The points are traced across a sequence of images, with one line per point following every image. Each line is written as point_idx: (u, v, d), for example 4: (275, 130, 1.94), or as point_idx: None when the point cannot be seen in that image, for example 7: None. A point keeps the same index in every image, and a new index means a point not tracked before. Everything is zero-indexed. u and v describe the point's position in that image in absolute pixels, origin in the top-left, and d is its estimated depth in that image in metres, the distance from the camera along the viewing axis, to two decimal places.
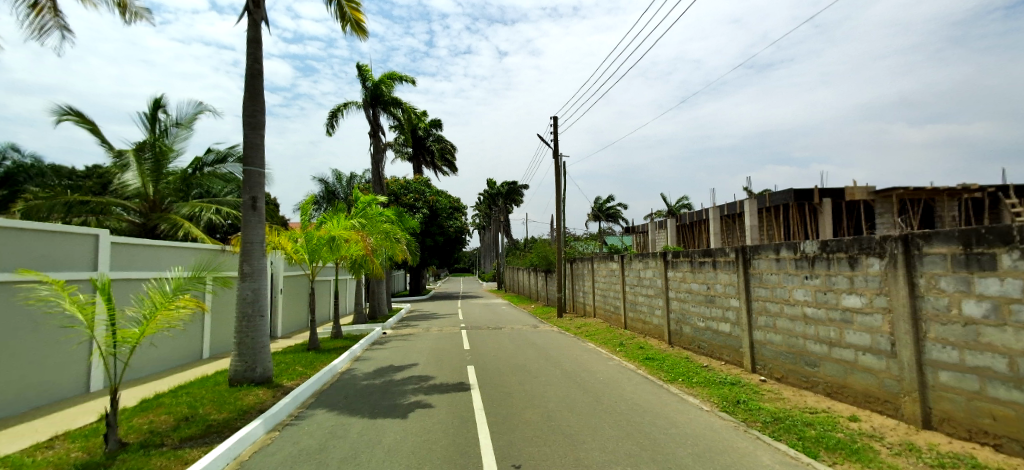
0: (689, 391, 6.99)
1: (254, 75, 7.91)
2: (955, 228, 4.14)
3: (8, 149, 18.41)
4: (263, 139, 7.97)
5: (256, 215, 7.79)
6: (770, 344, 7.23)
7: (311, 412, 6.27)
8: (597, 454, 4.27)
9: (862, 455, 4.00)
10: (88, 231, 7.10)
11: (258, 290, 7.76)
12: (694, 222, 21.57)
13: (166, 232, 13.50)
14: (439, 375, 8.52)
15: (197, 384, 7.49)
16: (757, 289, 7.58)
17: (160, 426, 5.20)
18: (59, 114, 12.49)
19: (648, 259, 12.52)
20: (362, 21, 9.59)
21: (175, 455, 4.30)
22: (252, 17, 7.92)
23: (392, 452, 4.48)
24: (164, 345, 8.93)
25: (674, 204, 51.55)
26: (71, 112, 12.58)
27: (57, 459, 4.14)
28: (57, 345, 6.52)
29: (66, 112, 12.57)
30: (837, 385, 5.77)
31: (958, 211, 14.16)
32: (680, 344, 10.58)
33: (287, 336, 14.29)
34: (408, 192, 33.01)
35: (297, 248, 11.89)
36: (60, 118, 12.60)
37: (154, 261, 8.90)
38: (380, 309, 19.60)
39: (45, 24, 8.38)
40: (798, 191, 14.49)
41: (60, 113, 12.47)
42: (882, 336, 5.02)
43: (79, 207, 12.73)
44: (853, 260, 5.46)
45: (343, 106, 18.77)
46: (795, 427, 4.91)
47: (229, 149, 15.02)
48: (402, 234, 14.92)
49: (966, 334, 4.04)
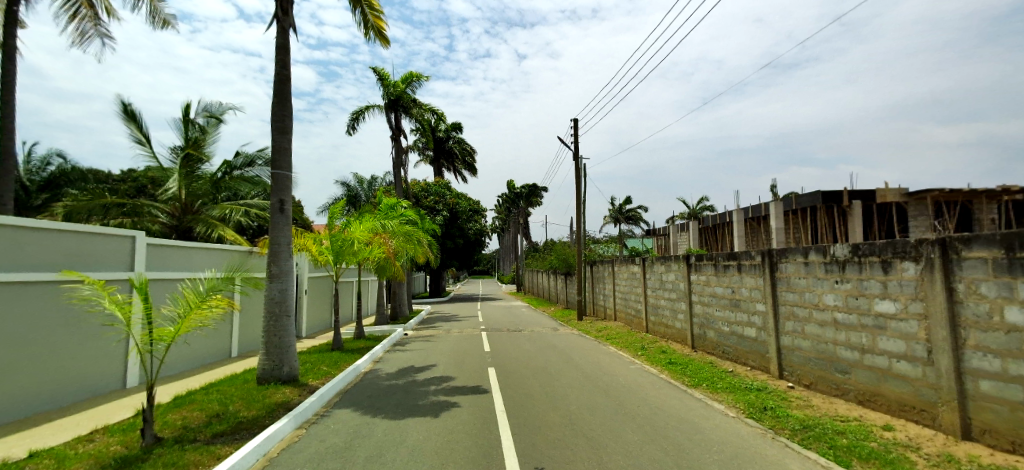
0: (714, 397, 6.88)
1: (282, 80, 8.11)
2: (997, 232, 3.97)
3: (52, 155, 19.31)
4: (291, 142, 8.16)
5: (284, 217, 7.94)
6: (799, 351, 7.05)
7: (336, 410, 6.39)
8: (621, 459, 4.26)
9: (898, 466, 3.89)
10: (126, 233, 7.37)
11: (285, 291, 7.93)
12: (718, 225, 21.18)
13: (199, 234, 14.03)
14: (459, 377, 8.56)
15: (228, 382, 7.69)
16: (785, 293, 7.41)
17: (192, 422, 5.36)
18: (120, 110, 13.17)
19: (671, 262, 12.35)
20: (383, 29, 9.76)
21: (207, 450, 4.42)
22: (281, 25, 8.13)
23: (416, 451, 4.55)
24: (197, 343, 9.23)
25: (695, 206, 50.81)
26: (122, 107, 13.19)
27: (97, 452, 4.31)
28: (97, 343, 6.80)
29: (121, 105, 13.20)
30: (869, 393, 5.61)
31: (997, 214, 13.50)
32: (704, 349, 10.43)
33: (312, 336, 14.59)
34: (429, 195, 33.38)
35: (321, 250, 12.14)
36: (121, 112, 13.28)
37: (188, 262, 9.22)
38: (401, 311, 19.87)
39: (86, 29, 9.13)
40: (826, 193, 14.07)
41: (119, 107, 13.17)
42: (918, 343, 4.86)
43: (116, 209, 13.31)
44: (886, 263, 5.30)
45: (365, 109, 19.07)
46: (825, 435, 4.78)
47: (258, 152, 15.32)
48: (424, 237, 15.06)
49: (1009, 342, 3.88)
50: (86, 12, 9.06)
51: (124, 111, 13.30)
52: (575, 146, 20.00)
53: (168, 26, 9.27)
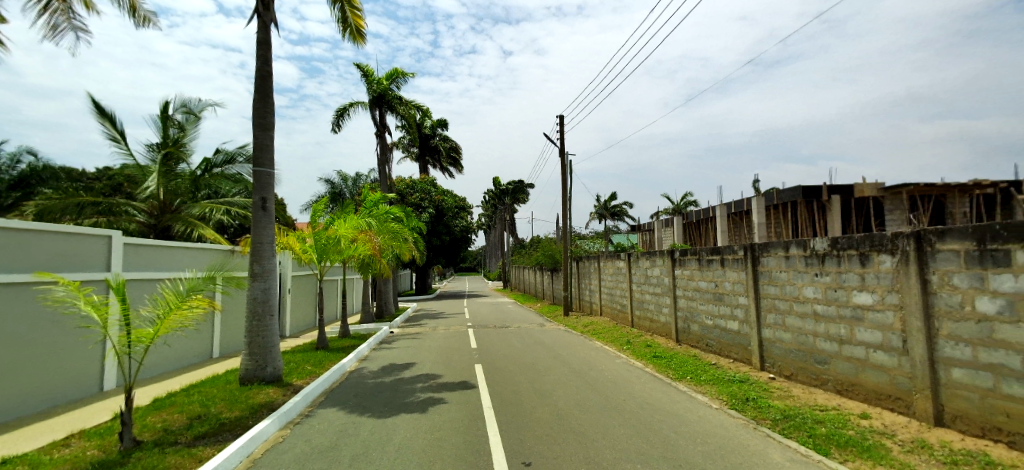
0: (697, 389, 6.98)
1: (264, 76, 7.97)
2: (969, 224, 4.08)
3: (23, 153, 18.73)
4: (273, 140, 8.03)
5: (266, 216, 7.82)
6: (780, 343, 7.19)
7: (321, 410, 6.33)
8: (608, 452, 4.31)
9: (874, 453, 3.99)
10: (102, 232, 7.20)
11: (269, 290, 7.82)
12: (701, 221, 21.45)
13: (179, 233, 13.73)
14: (446, 374, 8.54)
15: (209, 383, 7.56)
16: (767, 286, 7.54)
17: (173, 424, 5.27)
18: (92, 107, 12.81)
19: (655, 257, 12.48)
20: (362, 27, 9.64)
21: (189, 453, 4.35)
22: (262, 20, 7.97)
23: (403, 449, 4.53)
24: (177, 344, 9.06)
25: (678, 202, 51.39)
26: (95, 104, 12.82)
27: (74, 457, 4.21)
28: (74, 345, 6.63)
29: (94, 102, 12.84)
30: (847, 383, 5.75)
31: (968, 207, 13.98)
32: (688, 342, 10.57)
33: (296, 335, 14.41)
34: (414, 192, 33.16)
35: (305, 248, 11.98)
36: (93, 109, 12.91)
37: (167, 261, 9.04)
38: (387, 309, 19.74)
39: (59, 23, 8.84)
40: (806, 188, 14.33)
41: (92, 104, 12.79)
42: (894, 333, 4.98)
43: (91, 208, 12.96)
44: (864, 256, 5.43)
45: (349, 106, 18.85)
46: (805, 424, 4.89)
47: (239, 149, 15.01)
48: (410, 234, 14.97)
49: (980, 331, 4.00)
50: (58, 5, 8.78)
51: (97, 108, 12.93)
52: (561, 142, 20.02)
53: (148, 24, 9.04)
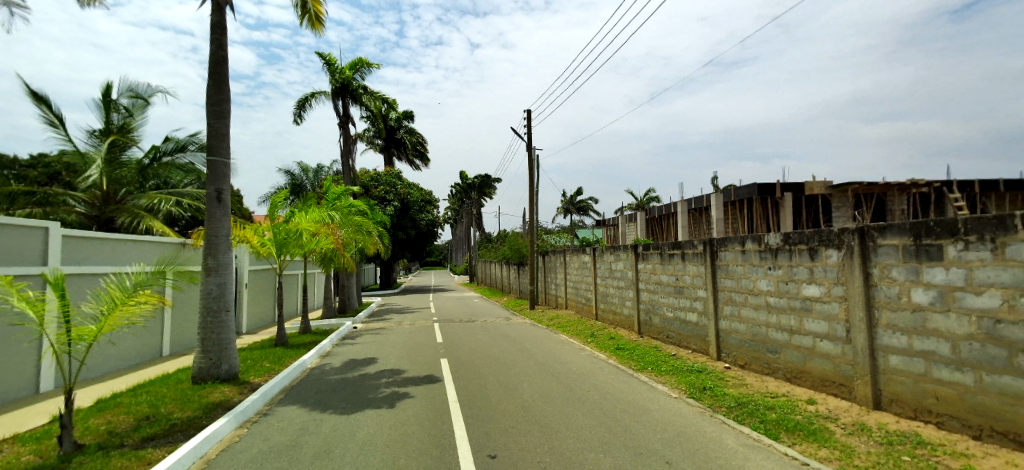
0: (658, 379, 7.20)
1: (219, 62, 7.61)
2: (907, 221, 4.35)
3: None
4: (229, 128, 7.69)
5: (221, 208, 7.49)
6: (736, 333, 7.48)
7: (280, 408, 6.15)
8: (571, 442, 4.39)
9: (819, 436, 4.23)
10: (38, 224, 6.72)
11: (224, 285, 7.51)
12: (663, 216, 22.00)
13: (124, 225, 12.97)
14: (411, 369, 8.46)
15: (160, 383, 7.22)
16: (724, 279, 7.82)
17: (119, 426, 5.00)
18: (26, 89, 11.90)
19: (619, 251, 12.72)
20: (321, 13, 9.34)
21: (136, 455, 4.14)
22: (217, 2, 7.60)
23: (365, 445, 4.47)
24: (123, 342, 8.59)
25: (642, 198, 52.57)
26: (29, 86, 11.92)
27: (7, 463, 3.94)
28: (6, 345, 6.19)
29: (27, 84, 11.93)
30: (796, 371, 6.05)
31: (907, 205, 14.87)
32: (650, 334, 10.86)
33: (253, 331, 13.92)
34: (379, 185, 32.51)
35: (263, 242, 11.56)
36: (27, 91, 12.00)
37: (112, 255, 8.54)
38: (350, 304, 19.33)
39: None
40: (762, 185, 14.92)
41: (25, 86, 11.89)
42: (839, 324, 5.28)
43: (25, 198, 12.07)
44: (813, 251, 5.71)
45: (311, 95, 18.26)
46: (757, 410, 5.12)
47: (190, 137, 14.30)
48: (374, 228, 14.69)
49: (914, 320, 4.29)
50: None
51: (30, 90, 12.03)
52: (527, 136, 20.05)
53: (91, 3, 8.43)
